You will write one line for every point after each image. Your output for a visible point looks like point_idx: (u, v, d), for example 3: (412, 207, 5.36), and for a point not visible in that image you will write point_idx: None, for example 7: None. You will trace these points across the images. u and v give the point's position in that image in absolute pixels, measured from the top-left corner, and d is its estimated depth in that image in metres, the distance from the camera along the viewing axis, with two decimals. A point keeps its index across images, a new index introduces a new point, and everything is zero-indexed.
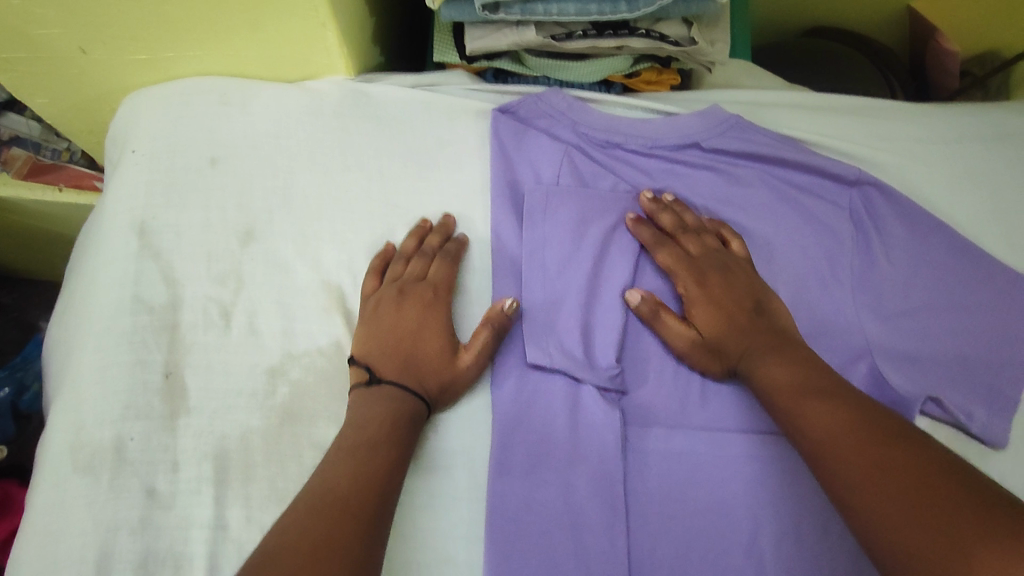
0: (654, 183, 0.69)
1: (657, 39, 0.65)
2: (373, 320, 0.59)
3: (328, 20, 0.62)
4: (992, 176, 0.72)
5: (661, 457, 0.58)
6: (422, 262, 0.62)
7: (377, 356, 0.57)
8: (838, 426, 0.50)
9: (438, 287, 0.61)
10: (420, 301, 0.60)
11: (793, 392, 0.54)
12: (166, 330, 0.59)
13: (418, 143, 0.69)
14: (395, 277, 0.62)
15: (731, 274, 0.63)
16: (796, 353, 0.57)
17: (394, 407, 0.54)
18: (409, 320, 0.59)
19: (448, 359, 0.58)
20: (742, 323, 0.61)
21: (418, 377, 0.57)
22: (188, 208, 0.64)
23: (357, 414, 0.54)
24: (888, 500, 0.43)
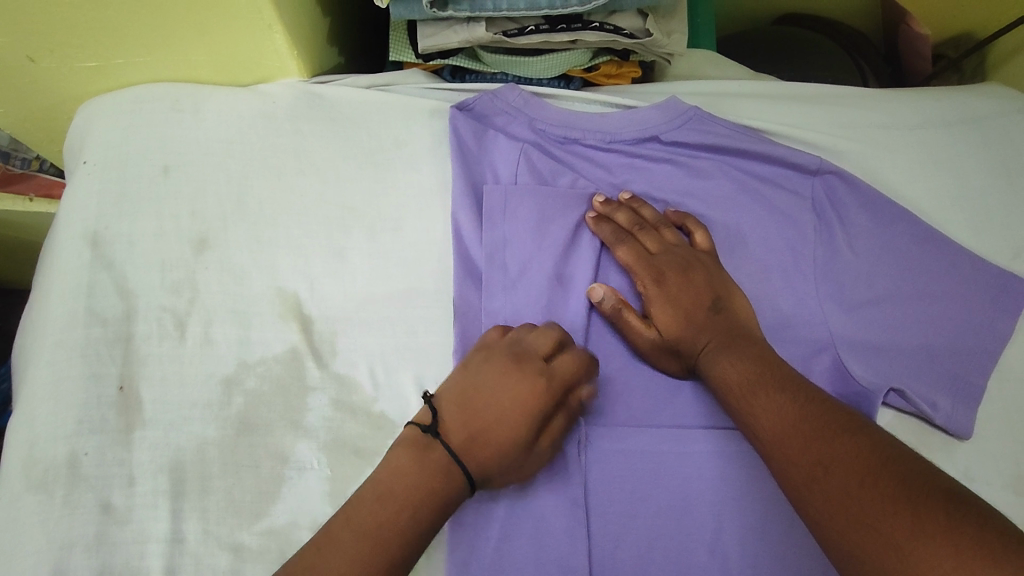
0: (615, 178, 0.69)
1: (611, 31, 0.64)
2: (468, 379, 0.55)
3: (274, 21, 0.61)
4: (956, 160, 0.71)
5: (622, 457, 0.58)
6: (548, 336, 0.57)
7: (449, 418, 0.53)
8: (791, 429, 0.50)
9: (560, 375, 0.56)
10: (535, 378, 0.55)
11: (747, 393, 0.54)
12: (120, 343, 0.59)
13: (374, 144, 0.68)
14: (515, 339, 0.57)
15: (689, 269, 0.63)
16: (753, 349, 0.57)
17: (417, 483, 0.49)
18: (513, 395, 0.54)
19: (518, 444, 0.53)
20: (700, 322, 0.60)
21: (478, 450, 0.52)
22: (142, 217, 0.63)
23: (382, 484, 0.49)
24: (845, 509, 0.44)
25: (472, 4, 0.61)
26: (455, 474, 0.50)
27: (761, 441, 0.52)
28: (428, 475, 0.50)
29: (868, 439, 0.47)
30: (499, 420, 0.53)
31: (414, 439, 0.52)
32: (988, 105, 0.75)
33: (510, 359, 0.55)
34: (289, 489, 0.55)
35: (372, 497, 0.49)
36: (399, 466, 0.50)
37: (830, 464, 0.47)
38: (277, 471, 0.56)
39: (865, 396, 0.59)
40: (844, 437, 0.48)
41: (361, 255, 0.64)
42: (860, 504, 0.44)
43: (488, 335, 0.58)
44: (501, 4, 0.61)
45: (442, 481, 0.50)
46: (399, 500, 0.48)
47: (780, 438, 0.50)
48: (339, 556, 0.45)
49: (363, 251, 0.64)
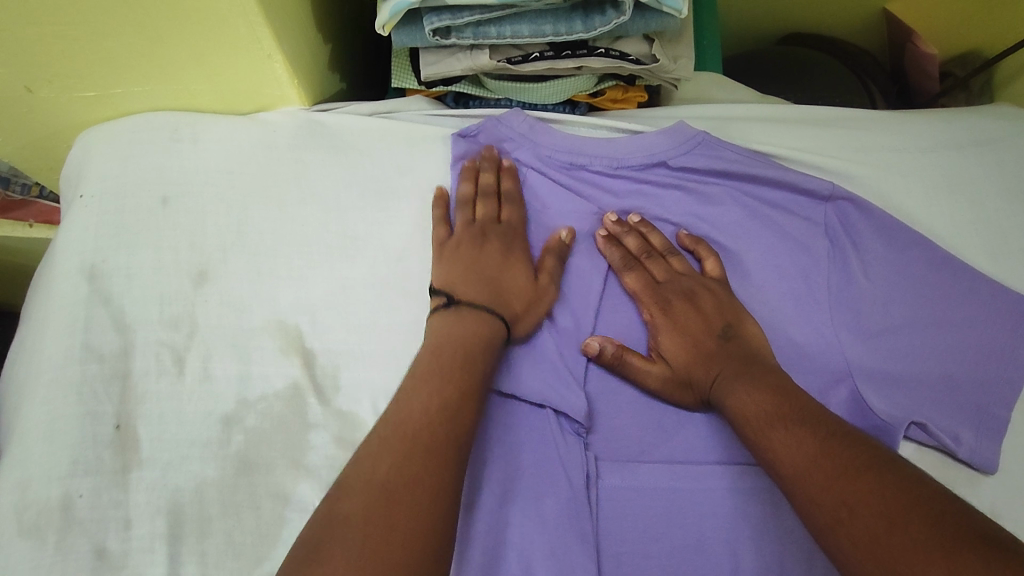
0: (622, 203, 0.67)
1: (617, 58, 0.64)
2: (455, 265, 0.60)
3: (274, 51, 0.60)
4: (970, 184, 0.70)
5: (635, 493, 0.56)
6: (492, 204, 0.64)
7: (462, 292, 0.58)
8: (812, 464, 0.48)
9: (515, 224, 0.64)
10: (503, 238, 0.63)
11: (762, 423, 0.52)
12: (117, 380, 0.57)
13: (377, 172, 0.66)
14: (468, 220, 0.63)
15: (698, 299, 0.62)
16: (768, 378, 0.55)
17: (462, 319, 0.56)
18: (494, 255, 0.61)
19: (528, 284, 0.61)
20: (711, 350, 0.59)
21: (501, 301, 0.58)
22: (140, 250, 0.61)
23: (454, 274, 0.60)
24: (875, 555, 0.42)
25: (475, 32, 0.60)
26: (489, 317, 0.56)
27: (781, 477, 0.49)
28: (470, 324, 0.55)
29: (896, 478, 0.45)
30: (499, 274, 0.60)
31: (438, 316, 0.56)
32: (1003, 127, 0.74)
33: (475, 234, 0.62)
34: (291, 531, 0.53)
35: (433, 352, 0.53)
36: (434, 329, 0.55)
37: (856, 505, 0.44)
38: (278, 512, 0.54)
39: (885, 429, 0.57)
40: (868, 473, 0.46)
41: (364, 285, 0.62)
42: (890, 549, 0.41)
43: (442, 234, 0.63)
44: (504, 32, 0.60)
45: (481, 320, 0.56)
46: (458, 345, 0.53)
47: (801, 475, 0.48)
48: (417, 403, 0.49)
49: (366, 281, 0.63)
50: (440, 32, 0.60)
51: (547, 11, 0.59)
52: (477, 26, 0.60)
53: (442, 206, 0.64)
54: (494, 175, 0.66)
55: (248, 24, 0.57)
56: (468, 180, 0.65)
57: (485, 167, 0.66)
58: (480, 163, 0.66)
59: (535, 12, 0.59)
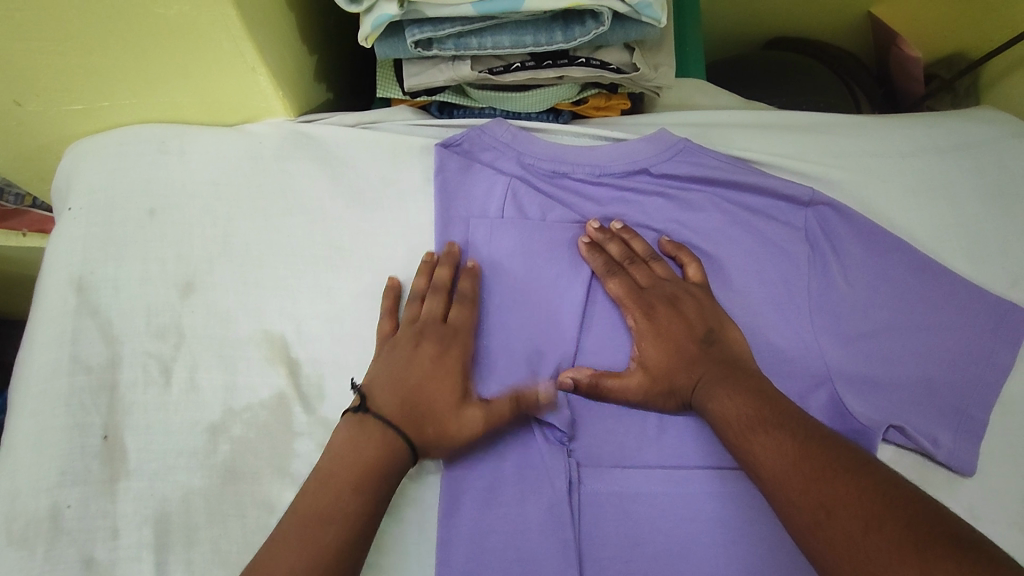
0: (605, 211, 0.68)
1: (598, 67, 0.64)
2: (384, 362, 0.57)
3: (258, 64, 0.61)
4: (950, 188, 0.70)
5: (617, 499, 0.57)
6: (440, 301, 0.60)
7: (377, 396, 0.55)
8: (792, 467, 0.48)
9: (459, 327, 0.60)
10: (439, 340, 0.58)
11: (742, 426, 0.53)
12: (105, 391, 0.58)
13: (362, 183, 0.67)
14: (412, 316, 0.60)
15: (680, 304, 0.62)
16: (749, 382, 0.56)
17: (365, 444, 0.52)
18: (425, 359, 0.57)
19: (451, 407, 0.55)
20: (693, 355, 0.59)
21: (412, 423, 0.54)
22: (128, 261, 0.62)
23: (381, 378, 0.56)
24: (852, 555, 0.42)
25: (456, 43, 0.61)
26: (393, 438, 0.53)
27: (763, 481, 0.50)
28: (367, 447, 0.52)
29: (872, 478, 0.45)
30: (427, 386, 0.56)
31: (353, 419, 0.54)
32: (983, 130, 0.74)
33: (411, 334, 0.59)
34: None
35: (322, 470, 0.51)
36: (336, 450, 0.52)
37: (833, 505, 0.45)
38: (263, 520, 0.55)
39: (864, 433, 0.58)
40: (844, 473, 0.46)
41: (349, 294, 0.63)
42: (866, 549, 0.42)
43: (387, 327, 0.60)
44: (485, 43, 0.61)
45: (385, 447, 0.52)
46: (344, 480, 0.50)
47: (781, 478, 0.48)
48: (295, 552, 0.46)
49: (350, 291, 0.63)
50: (423, 43, 0.61)
51: (527, 22, 0.60)
52: (459, 37, 0.61)
53: (391, 296, 0.62)
54: (450, 271, 0.62)
55: (232, 39, 0.58)
56: (423, 275, 0.62)
57: (443, 262, 0.62)
58: (438, 259, 0.63)
59: (515, 23, 0.60)
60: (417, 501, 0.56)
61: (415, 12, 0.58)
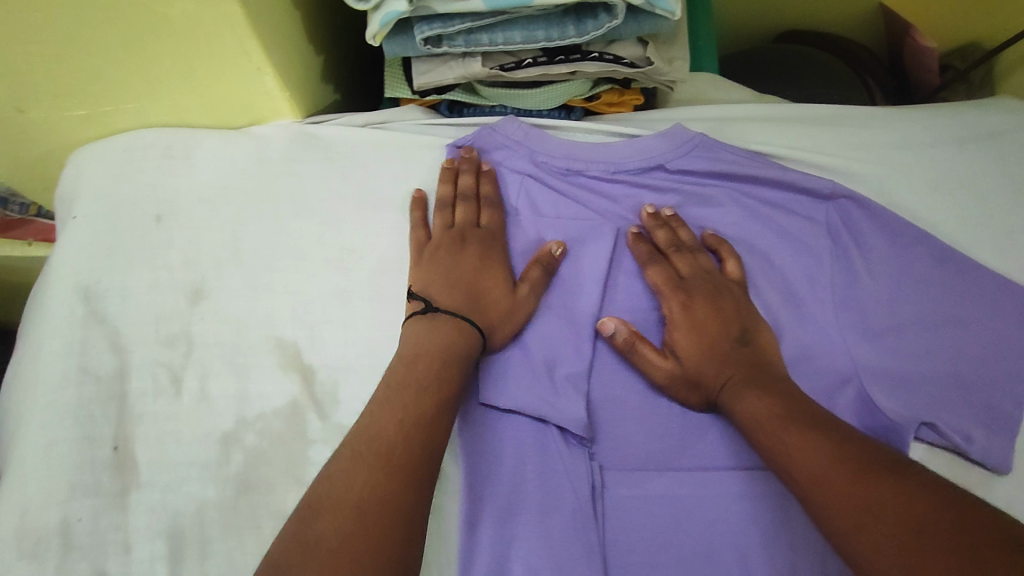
0: (621, 208, 0.67)
1: (611, 61, 0.63)
2: (435, 268, 0.60)
3: (264, 65, 0.59)
4: (975, 178, 0.69)
5: (641, 503, 0.55)
6: (472, 209, 0.63)
7: (439, 299, 0.58)
8: (834, 470, 0.46)
9: (494, 231, 0.63)
10: (482, 242, 0.62)
11: (774, 426, 0.51)
12: (115, 402, 0.56)
13: (372, 184, 0.65)
14: (446, 225, 0.63)
15: (719, 296, 0.61)
16: (778, 387, 0.54)
17: (440, 330, 0.55)
18: (473, 260, 0.61)
19: (507, 295, 0.60)
20: (727, 355, 0.58)
21: (477, 314, 0.58)
22: (135, 269, 0.61)
23: (434, 285, 0.59)
24: (900, 563, 0.40)
25: (467, 39, 0.60)
26: (464, 327, 0.56)
27: (798, 481, 0.48)
28: (444, 333, 0.55)
29: (913, 482, 0.44)
30: (479, 281, 0.60)
31: (418, 319, 0.57)
32: (1009, 119, 0.72)
33: (454, 237, 0.62)
34: None
35: (408, 353, 0.54)
36: (417, 337, 0.55)
37: (879, 511, 0.43)
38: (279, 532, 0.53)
39: (895, 431, 0.57)
40: (891, 479, 0.44)
41: (362, 298, 0.62)
42: (918, 559, 0.40)
43: (421, 237, 0.63)
44: (497, 39, 0.60)
45: (459, 332, 0.56)
46: (431, 358, 0.53)
47: (817, 479, 0.46)
48: (393, 416, 0.48)
49: (364, 294, 0.62)
50: (432, 40, 0.60)
51: (539, 16, 0.59)
52: (469, 33, 0.60)
53: (419, 208, 0.64)
54: (473, 178, 0.65)
55: (237, 39, 0.56)
56: (447, 182, 0.65)
57: (466, 170, 0.65)
58: (459, 166, 0.65)
59: (527, 17, 0.59)
60: (436, 509, 0.54)
61: (424, 9, 0.56)
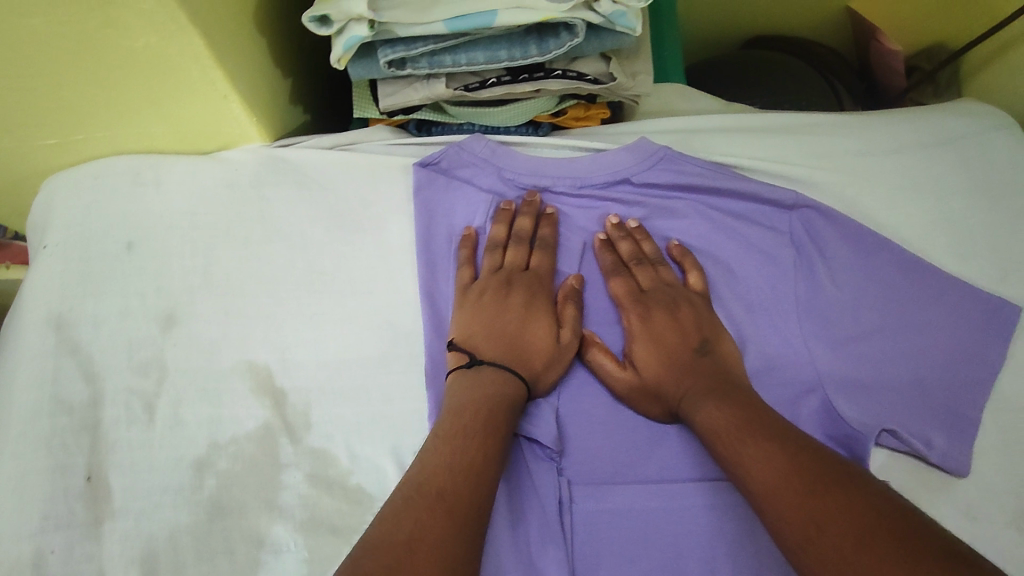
0: (589, 225, 0.68)
1: (575, 78, 0.64)
2: (479, 315, 0.60)
3: (229, 92, 0.59)
4: (935, 184, 0.70)
5: (610, 517, 0.56)
6: (522, 250, 0.64)
7: (483, 350, 0.58)
8: (783, 482, 0.47)
9: (542, 273, 0.64)
10: (528, 287, 0.62)
11: (726, 436, 0.52)
12: (88, 430, 0.57)
13: (340, 207, 0.66)
14: (495, 266, 0.64)
15: (678, 309, 0.62)
16: (738, 396, 0.55)
17: (484, 381, 0.56)
18: (517, 306, 0.61)
19: (551, 342, 0.60)
20: (686, 363, 0.59)
21: (522, 364, 0.58)
22: (107, 297, 0.61)
23: (477, 333, 0.59)
24: (841, 574, 0.41)
25: (430, 61, 0.60)
26: (511, 380, 0.56)
27: (751, 492, 0.48)
28: (488, 381, 0.56)
29: (865, 492, 0.45)
30: (522, 328, 0.60)
31: (462, 373, 0.57)
32: (968, 124, 0.73)
33: (500, 281, 0.62)
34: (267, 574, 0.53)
35: (460, 399, 0.54)
36: (466, 386, 0.55)
37: (824, 523, 0.43)
38: (252, 555, 0.53)
39: (857, 439, 0.58)
40: (839, 492, 0.45)
41: (333, 320, 0.62)
42: (858, 569, 0.40)
43: (466, 277, 0.63)
44: (460, 60, 0.60)
45: (505, 381, 0.56)
46: (479, 402, 0.53)
47: (772, 492, 0.47)
48: (444, 459, 0.49)
49: (334, 316, 0.62)
50: (396, 63, 0.60)
51: (501, 37, 0.60)
52: (432, 55, 0.60)
53: (470, 246, 0.65)
54: (530, 221, 0.65)
55: (201, 68, 0.56)
56: (504, 224, 0.65)
57: (524, 212, 0.66)
58: (519, 208, 0.66)
59: (489, 38, 0.60)
60: None
61: (387, 32, 0.57)
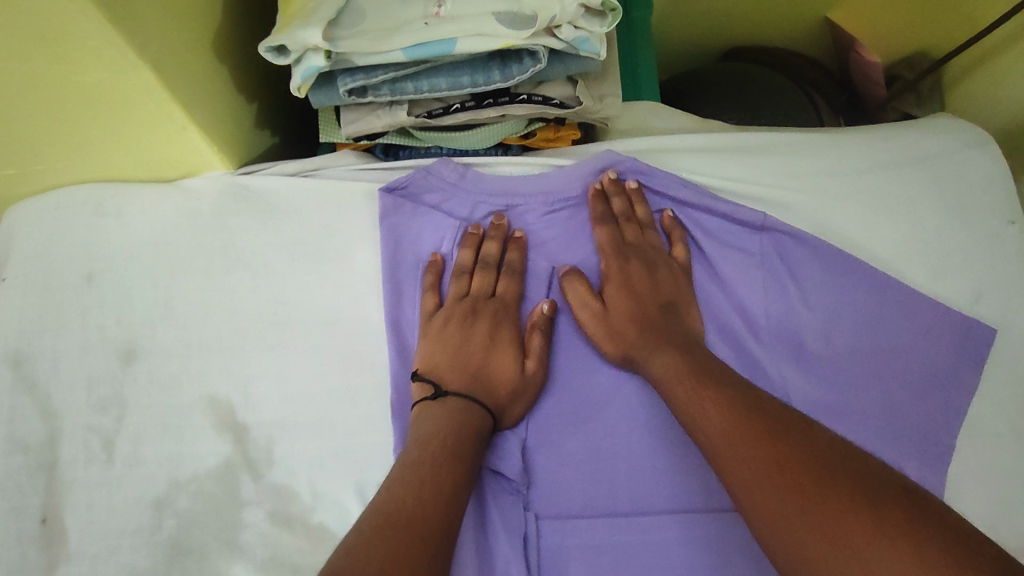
0: (555, 247, 0.66)
1: (540, 103, 0.63)
2: (444, 345, 0.59)
3: (188, 122, 0.58)
4: (912, 204, 0.68)
5: (580, 552, 0.55)
6: (488, 276, 0.63)
7: (448, 379, 0.57)
8: (736, 427, 0.47)
9: (509, 300, 0.62)
10: (493, 316, 0.61)
11: (686, 382, 0.53)
12: (43, 471, 0.56)
13: (305, 234, 0.65)
14: (460, 293, 0.62)
15: (655, 270, 0.63)
16: (701, 354, 0.56)
17: (448, 414, 0.54)
18: (482, 335, 0.60)
19: (517, 371, 0.59)
20: (655, 318, 0.59)
21: (487, 393, 0.57)
22: (66, 331, 0.60)
23: (441, 363, 0.58)
24: (787, 504, 0.41)
25: (392, 88, 0.60)
26: (476, 410, 0.55)
27: (702, 433, 0.49)
28: (453, 413, 0.54)
29: (817, 435, 0.44)
30: (487, 358, 0.59)
31: (426, 406, 0.55)
32: (949, 142, 0.71)
33: (466, 309, 0.61)
34: None
35: (423, 431, 0.52)
36: (432, 418, 0.54)
37: (776, 457, 0.43)
38: None
39: None
40: (793, 432, 0.45)
41: (297, 352, 0.61)
42: (805, 502, 0.40)
43: (429, 305, 0.62)
44: (422, 87, 0.59)
45: (470, 412, 0.55)
46: (442, 431, 0.52)
47: (729, 432, 0.47)
48: (409, 489, 0.46)
49: (299, 348, 0.61)
50: (356, 91, 0.59)
51: (464, 63, 0.58)
52: (394, 83, 0.59)
53: (435, 273, 0.64)
54: (496, 246, 0.64)
55: (157, 101, 0.55)
56: (470, 249, 0.64)
57: (491, 237, 0.64)
58: (486, 232, 0.65)
59: (451, 64, 0.59)
60: None
61: (344, 62, 0.56)
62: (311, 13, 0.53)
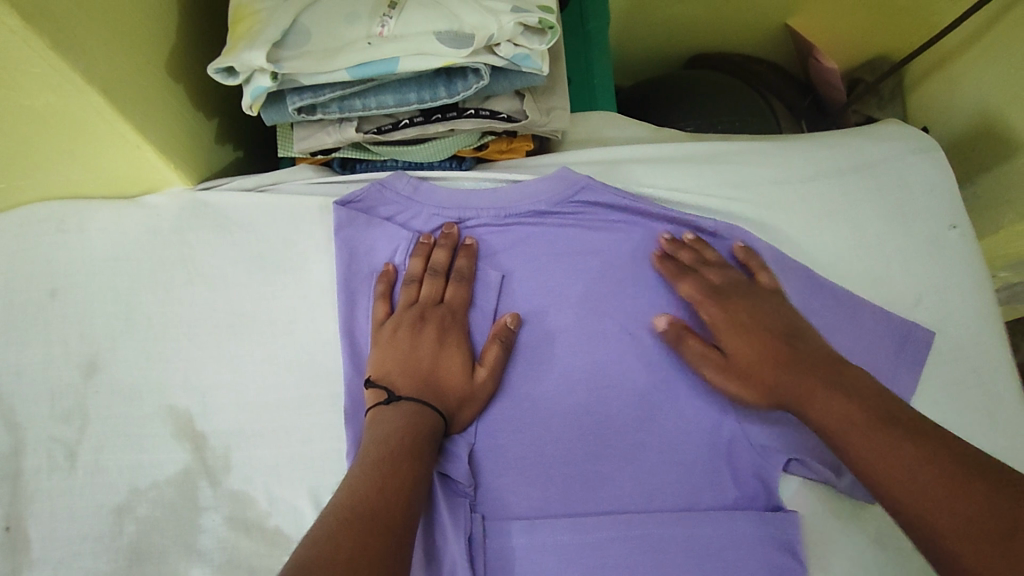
0: (506, 255, 0.67)
1: (487, 117, 0.65)
2: (394, 352, 0.61)
3: (141, 142, 0.60)
4: (856, 210, 0.70)
5: (526, 553, 0.58)
6: (437, 284, 0.64)
7: (399, 384, 0.59)
8: (911, 477, 0.47)
9: (457, 307, 0.64)
10: (440, 322, 0.62)
11: (852, 426, 0.51)
12: (8, 480, 0.59)
13: (263, 248, 0.67)
14: (410, 301, 0.64)
15: (760, 303, 0.61)
16: (851, 384, 0.54)
17: (399, 417, 0.56)
18: (431, 341, 0.61)
19: (465, 377, 0.60)
20: (787, 356, 0.57)
21: (437, 398, 0.58)
22: (29, 346, 0.63)
23: (392, 370, 0.60)
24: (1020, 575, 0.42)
25: (341, 106, 0.62)
26: (426, 412, 0.57)
27: (870, 479, 0.50)
28: (403, 418, 0.56)
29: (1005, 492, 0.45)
30: (437, 364, 0.60)
31: (377, 411, 0.57)
32: (896, 146, 0.73)
33: (414, 317, 0.62)
34: None
35: (379, 433, 0.54)
36: (387, 421, 0.55)
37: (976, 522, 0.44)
38: None
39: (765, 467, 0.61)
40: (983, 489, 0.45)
41: (254, 363, 0.63)
42: None
43: (380, 313, 0.63)
44: (369, 104, 0.61)
45: (422, 416, 0.56)
46: (396, 430, 0.54)
47: (920, 495, 0.47)
48: (370, 483, 0.48)
49: (256, 359, 0.63)
50: (307, 108, 0.62)
51: (410, 80, 0.60)
52: (342, 100, 0.61)
53: (386, 282, 0.65)
54: (445, 254, 0.65)
55: (109, 124, 0.57)
56: (420, 258, 0.65)
57: (440, 245, 0.65)
58: (436, 241, 0.66)
59: (397, 81, 0.60)
60: None
61: (291, 81, 0.58)
62: (256, 36, 0.55)
